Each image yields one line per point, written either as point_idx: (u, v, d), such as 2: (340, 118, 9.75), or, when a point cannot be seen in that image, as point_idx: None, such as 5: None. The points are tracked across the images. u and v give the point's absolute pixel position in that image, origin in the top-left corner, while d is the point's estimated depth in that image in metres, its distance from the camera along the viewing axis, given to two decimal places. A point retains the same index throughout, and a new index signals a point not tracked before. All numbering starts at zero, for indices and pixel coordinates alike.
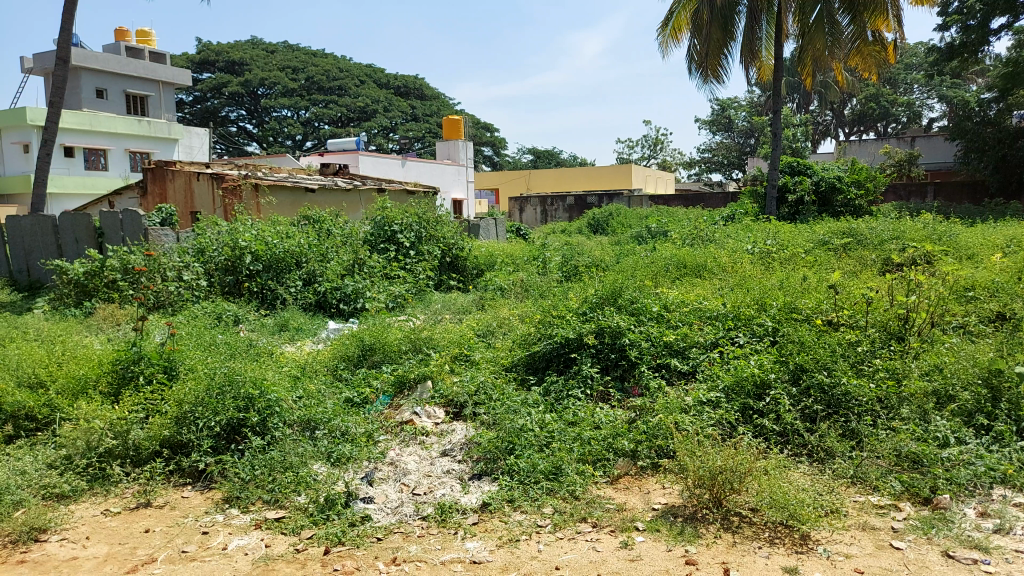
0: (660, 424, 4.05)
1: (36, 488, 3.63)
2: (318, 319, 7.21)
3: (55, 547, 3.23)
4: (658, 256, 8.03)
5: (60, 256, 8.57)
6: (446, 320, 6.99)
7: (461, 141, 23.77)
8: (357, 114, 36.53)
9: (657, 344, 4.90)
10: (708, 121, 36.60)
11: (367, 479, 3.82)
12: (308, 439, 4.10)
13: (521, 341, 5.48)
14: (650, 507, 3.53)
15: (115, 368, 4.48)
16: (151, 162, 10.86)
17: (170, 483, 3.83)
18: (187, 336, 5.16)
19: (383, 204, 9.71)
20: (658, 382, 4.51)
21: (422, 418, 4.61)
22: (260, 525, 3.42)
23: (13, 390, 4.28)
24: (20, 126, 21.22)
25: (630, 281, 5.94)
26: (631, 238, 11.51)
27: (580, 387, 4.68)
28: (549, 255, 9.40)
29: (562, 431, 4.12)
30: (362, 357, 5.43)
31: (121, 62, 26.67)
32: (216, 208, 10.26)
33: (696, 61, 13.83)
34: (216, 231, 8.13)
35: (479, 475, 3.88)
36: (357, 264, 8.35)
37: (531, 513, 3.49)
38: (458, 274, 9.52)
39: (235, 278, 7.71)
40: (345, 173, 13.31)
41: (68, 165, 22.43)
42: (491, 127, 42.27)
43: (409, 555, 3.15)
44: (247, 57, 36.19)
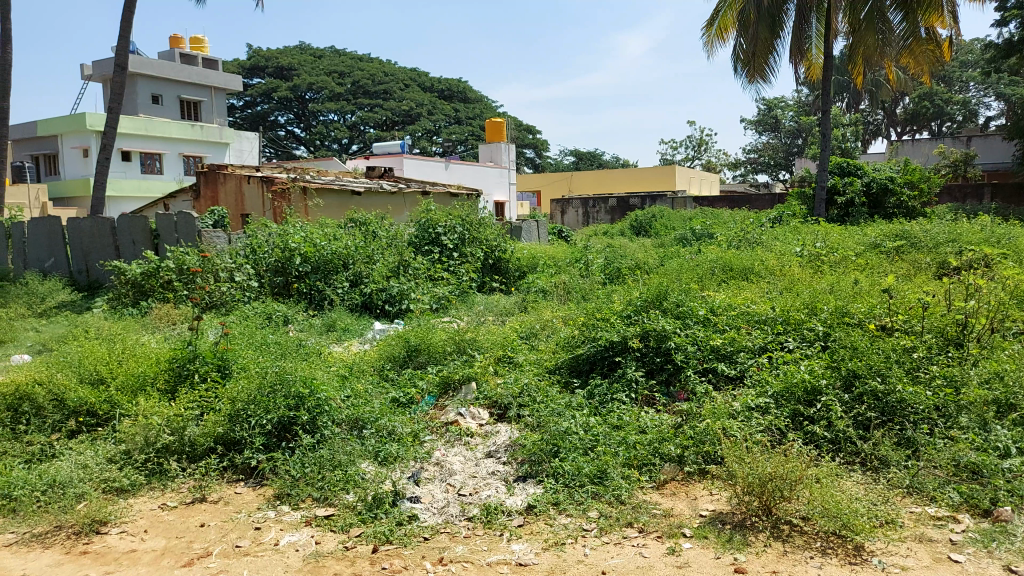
0: (707, 429, 3.99)
1: (97, 482, 3.76)
2: (364, 320, 7.31)
3: (116, 539, 3.34)
4: (704, 259, 7.93)
5: (118, 256, 8.87)
6: (489, 322, 7.03)
7: (503, 143, 23.86)
8: (401, 117, 36.94)
9: (704, 348, 4.84)
10: (753, 121, 36.00)
11: (413, 479, 3.86)
12: (356, 438, 4.16)
13: (565, 344, 5.46)
14: (698, 513, 3.49)
15: (171, 366, 4.65)
16: (204, 166, 11.16)
17: (224, 479, 3.94)
18: (240, 335, 5.28)
19: (427, 206, 9.81)
20: (705, 386, 4.45)
21: (466, 419, 4.63)
22: (310, 522, 3.48)
23: (76, 385, 4.45)
24: (80, 131, 22.07)
25: (676, 284, 5.87)
26: (675, 240, 11.38)
27: (624, 391, 4.64)
28: (592, 257, 9.36)
29: (607, 434, 4.08)
30: (407, 357, 5.49)
31: (176, 69, 27.50)
32: (266, 210, 10.49)
33: (742, 61, 13.63)
34: (266, 233, 8.31)
35: (524, 477, 3.89)
36: (402, 266, 8.45)
37: (576, 517, 3.48)
38: (501, 276, 9.57)
39: (284, 279, 7.88)
40: (391, 176, 13.47)
41: (125, 169, 23.21)
42: (533, 129, 42.33)
43: (456, 555, 3.17)
44: (295, 62, 36.93)
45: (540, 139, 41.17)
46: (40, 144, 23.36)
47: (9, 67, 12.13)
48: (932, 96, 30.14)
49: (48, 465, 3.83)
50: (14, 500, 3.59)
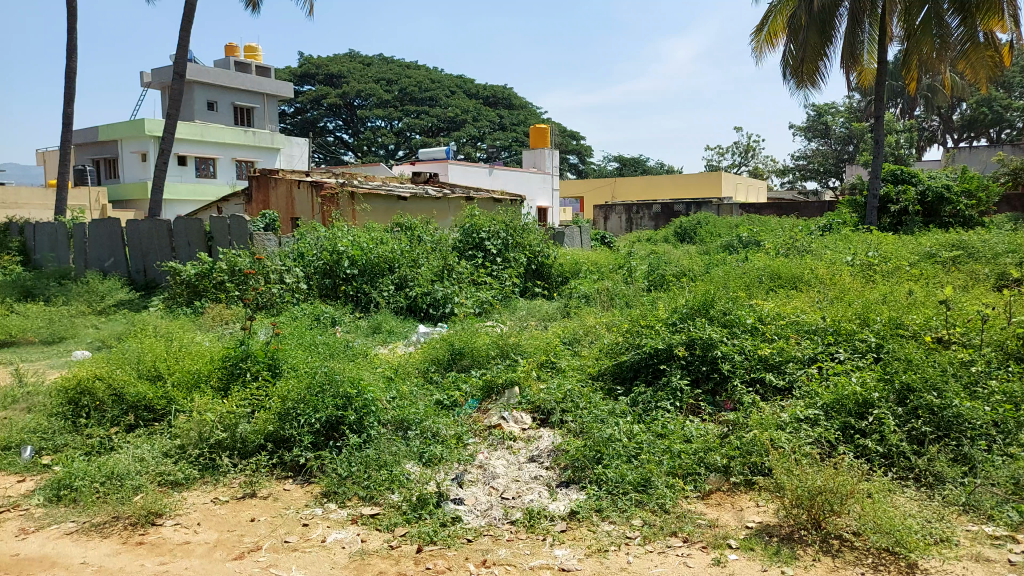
0: (755, 440, 3.92)
1: (153, 475, 3.89)
2: (409, 323, 7.41)
3: (170, 531, 3.45)
4: (751, 266, 7.82)
5: (173, 257, 9.16)
6: (532, 327, 7.06)
7: (548, 149, 23.86)
8: (446, 124, 37.31)
9: (751, 358, 4.76)
10: (802, 127, 35.31)
11: (457, 481, 3.89)
12: (401, 439, 4.21)
13: (608, 350, 5.43)
14: (744, 525, 3.43)
15: (225, 365, 4.80)
16: (256, 170, 11.44)
17: (274, 476, 4.03)
18: (290, 335, 5.39)
19: (471, 211, 9.88)
20: (752, 396, 4.38)
21: (509, 423, 4.65)
22: (356, 520, 3.53)
23: (135, 381, 4.60)
24: (139, 136, 22.89)
25: (723, 292, 5.78)
26: (721, 247, 11.25)
27: (669, 399, 4.59)
28: (636, 264, 9.31)
29: (651, 442, 4.04)
30: (451, 360, 5.54)
31: (231, 75, 28.31)
32: (315, 214, 10.71)
33: (791, 66, 13.40)
34: (315, 236, 8.48)
35: (567, 483, 3.88)
36: (447, 270, 8.53)
37: (620, 524, 3.45)
38: (544, 281, 9.58)
39: (332, 282, 8.01)
40: (436, 181, 13.62)
41: (181, 173, 23.96)
42: (577, 135, 42.31)
43: (499, 558, 3.19)
44: (344, 69, 37.62)
45: (584, 145, 41.10)
46: (101, 149, 24.27)
47: (75, 75, 12.66)
48: (991, 102, 29.17)
49: (107, 457, 3.98)
50: (76, 491, 3.75)
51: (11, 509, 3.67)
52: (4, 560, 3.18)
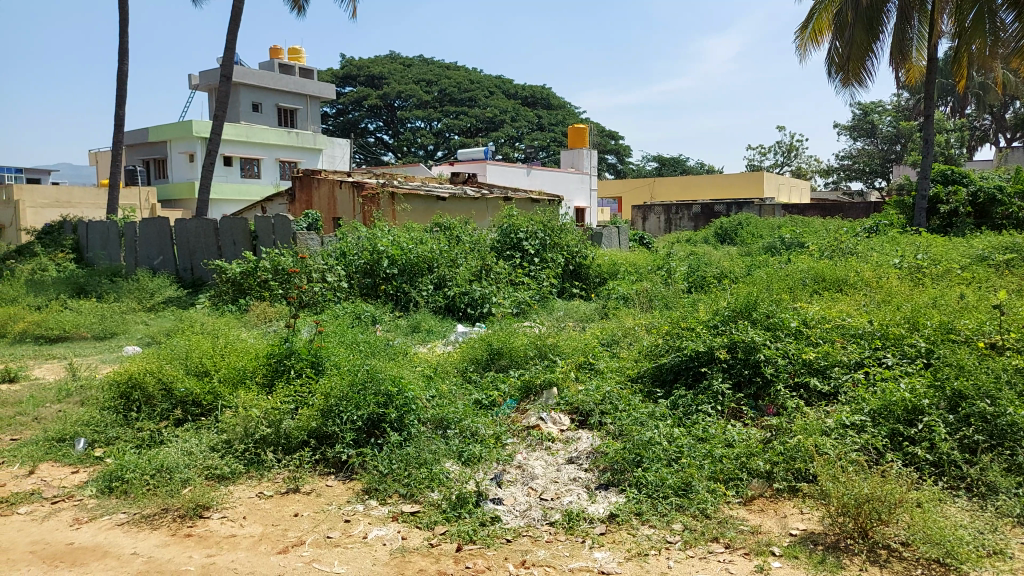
0: (799, 445, 3.85)
1: (201, 468, 3.99)
2: (447, 322, 7.46)
3: (217, 524, 3.52)
4: (794, 268, 7.69)
5: (220, 256, 9.37)
6: (570, 327, 7.05)
7: (586, 149, 23.76)
8: (485, 124, 37.45)
9: (795, 361, 4.67)
10: (847, 126, 34.52)
11: (496, 480, 3.90)
12: (440, 437, 4.25)
13: (647, 352, 5.38)
14: (788, 532, 3.37)
15: (269, 362, 4.90)
16: (299, 171, 11.64)
17: (316, 472, 4.10)
18: (333, 333, 5.47)
19: (509, 212, 9.89)
20: (796, 401, 4.30)
21: (547, 424, 4.64)
22: (397, 518, 3.57)
23: (183, 376, 4.73)
24: (187, 137, 23.50)
25: (766, 294, 5.68)
26: (763, 249, 11.06)
27: (710, 402, 4.53)
28: (675, 265, 9.23)
29: (692, 446, 3.99)
30: (490, 360, 5.55)
31: (275, 77, 28.85)
32: (356, 214, 10.85)
33: (836, 65, 13.10)
34: (356, 235, 8.60)
35: (606, 486, 3.86)
36: (485, 270, 8.57)
37: (660, 528, 3.42)
38: (581, 282, 9.56)
39: (372, 281, 8.10)
40: (474, 182, 13.68)
41: (227, 173, 24.50)
42: (616, 135, 42.06)
43: (538, 559, 3.18)
44: (386, 71, 38.03)
45: (622, 145, 40.83)
46: (150, 150, 24.97)
47: (127, 78, 13.04)
48: None
49: (157, 450, 4.09)
50: (127, 483, 3.86)
51: (66, 499, 3.79)
52: (60, 548, 3.29)
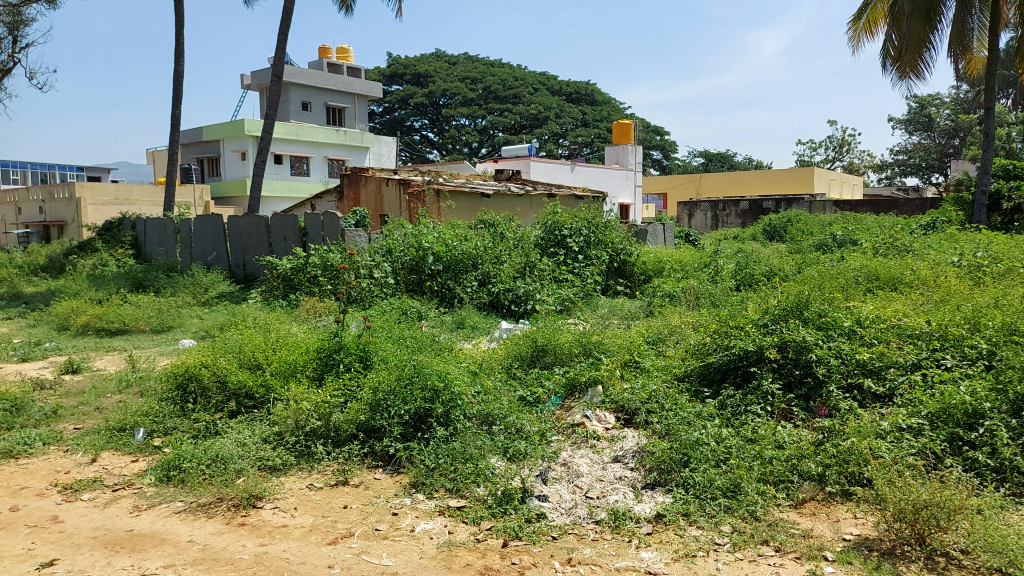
0: (853, 448, 3.74)
1: (254, 459, 4.10)
2: (491, 319, 7.49)
3: (270, 514, 3.61)
4: (847, 266, 7.49)
5: (271, 252, 9.59)
6: (615, 325, 7.01)
7: (631, 146, 23.57)
8: (529, 121, 37.47)
9: (848, 362, 4.56)
10: (902, 120, 33.43)
11: (542, 477, 3.90)
12: (486, 433, 4.28)
13: (694, 351, 5.29)
14: (841, 537, 3.29)
15: (319, 356, 5.01)
16: (347, 169, 11.84)
17: (365, 465, 4.16)
18: (380, 328, 5.54)
19: (553, 208, 9.86)
20: (849, 403, 4.20)
21: (592, 422, 4.62)
22: (443, 512, 3.60)
23: (236, 369, 4.86)
24: (239, 136, 24.14)
25: (817, 293, 5.54)
26: (814, 246, 10.82)
27: (759, 403, 4.45)
28: (722, 263, 9.09)
29: (741, 447, 3.92)
30: (534, 357, 5.56)
31: (324, 76, 29.37)
32: (402, 211, 11.00)
33: (891, 56, 12.69)
34: (402, 232, 8.70)
35: (652, 485, 3.82)
36: (528, 266, 8.57)
37: (708, 529, 3.37)
38: (626, 279, 9.48)
39: (418, 277, 8.19)
40: (518, 178, 13.69)
41: (277, 171, 25.08)
42: (661, 131, 41.62)
43: (584, 557, 3.18)
44: (431, 69, 38.32)
45: (668, 140, 40.39)
46: (203, 149, 25.70)
47: (183, 78, 13.43)
48: None
49: (212, 441, 4.22)
50: (184, 472, 3.98)
51: (126, 487, 3.93)
52: (122, 534, 3.41)
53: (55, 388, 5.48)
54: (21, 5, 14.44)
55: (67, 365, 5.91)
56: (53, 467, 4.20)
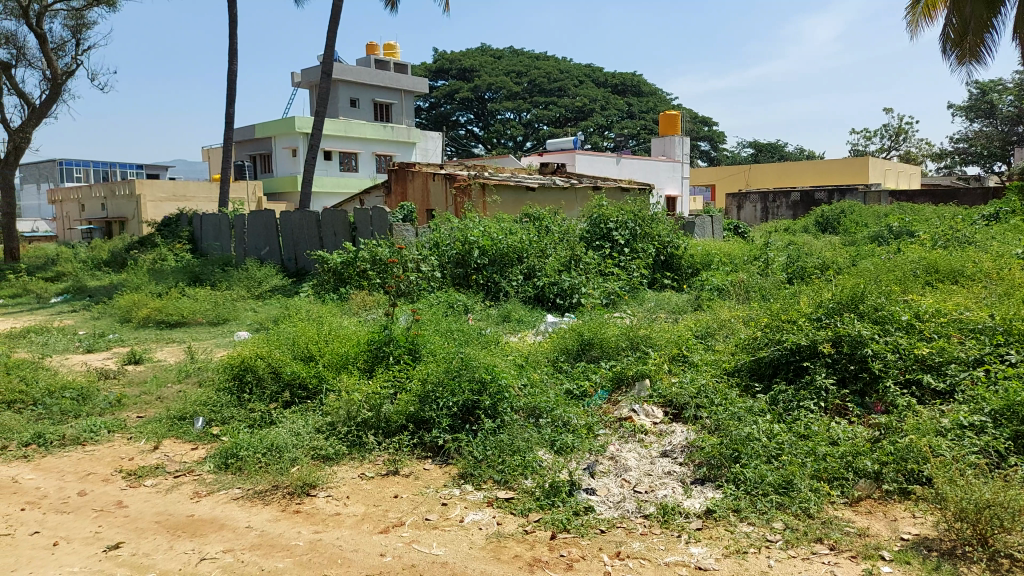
0: (911, 446, 3.65)
1: (307, 449, 4.21)
2: (536, 312, 7.49)
3: (323, 502, 3.70)
4: (903, 258, 7.26)
5: (321, 246, 9.78)
6: (662, 318, 6.95)
7: (677, 137, 23.24)
8: (574, 114, 37.33)
9: (906, 358, 4.43)
10: (963, 107, 32.09)
11: (589, 470, 3.90)
12: (533, 426, 4.30)
13: (745, 345, 5.20)
14: (898, 536, 3.20)
15: (370, 348, 5.11)
16: (394, 164, 11.98)
17: (414, 455, 4.23)
18: (428, 321, 5.61)
19: (599, 202, 9.79)
20: (907, 399, 4.08)
21: (640, 416, 4.60)
22: (492, 503, 3.64)
23: (291, 360, 5.00)
24: (289, 133, 24.67)
25: (873, 285, 5.38)
26: (869, 238, 10.51)
27: (813, 399, 4.35)
28: (772, 255, 8.92)
29: (793, 443, 3.85)
30: (581, 350, 5.54)
31: (371, 73, 29.76)
32: (449, 206, 11.10)
33: (950, 41, 12.20)
34: (448, 226, 8.76)
35: (702, 480, 3.78)
36: (574, 260, 8.54)
37: (760, 526, 3.32)
38: (673, 273, 9.37)
39: (464, 271, 8.25)
40: (563, 172, 13.63)
41: (326, 168, 25.55)
42: (709, 121, 40.91)
43: (632, 551, 3.17)
44: (476, 63, 38.44)
45: (716, 131, 39.69)
46: (255, 146, 26.32)
47: (236, 77, 13.77)
48: None
49: (268, 431, 4.35)
50: (241, 460, 4.11)
51: (187, 473, 4.08)
52: (183, 519, 3.54)
53: (119, 377, 5.72)
54: (83, 8, 15.00)
55: (130, 355, 6.15)
56: (118, 453, 4.38)
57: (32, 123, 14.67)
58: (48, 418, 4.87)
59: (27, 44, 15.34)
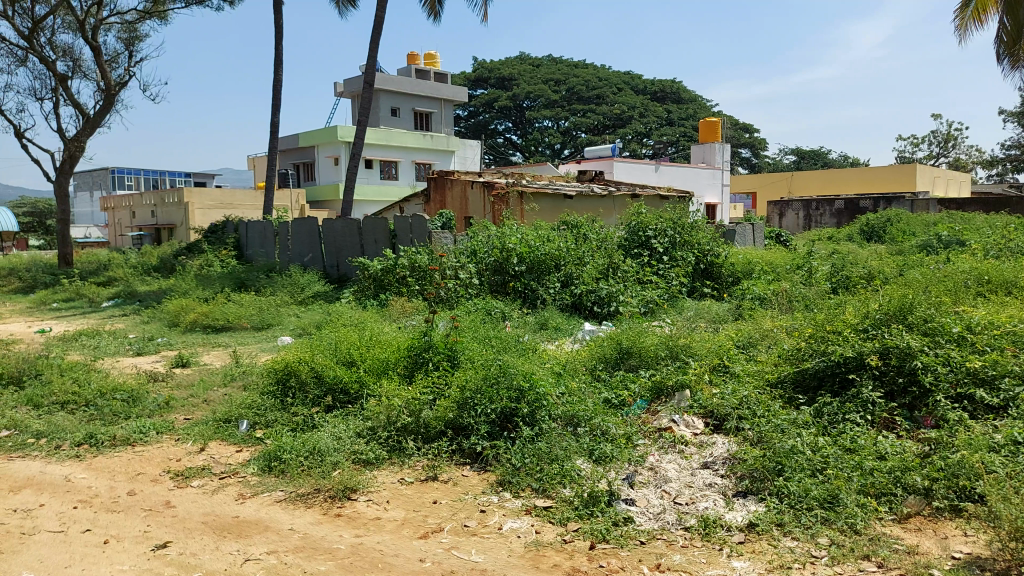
0: (963, 462, 3.54)
1: (349, 453, 4.27)
2: (574, 320, 7.47)
3: (364, 506, 3.75)
4: (953, 269, 7.05)
5: (362, 253, 9.92)
6: (702, 328, 6.88)
7: (718, 144, 23.00)
8: (613, 121, 37.25)
9: (958, 370, 4.30)
10: (1016, 112, 31.05)
11: (629, 481, 3.87)
12: (571, 434, 4.30)
13: (789, 356, 5.11)
14: (950, 555, 3.10)
15: (410, 354, 5.17)
16: (434, 172, 12.10)
17: (453, 461, 4.26)
18: (467, 328, 5.65)
19: (638, 209, 9.74)
20: (959, 413, 3.96)
21: (680, 426, 4.54)
22: (530, 511, 3.64)
23: (333, 365, 5.08)
24: (332, 141, 25.13)
25: (923, 296, 5.24)
26: (917, 247, 10.23)
27: (859, 412, 4.25)
28: (816, 265, 8.78)
29: (839, 457, 3.77)
30: (619, 359, 5.50)
31: (411, 83, 30.12)
32: (487, 213, 11.18)
33: (1004, 44, 11.88)
34: (487, 234, 8.81)
35: (744, 493, 3.72)
36: (612, 267, 8.50)
37: (804, 541, 3.26)
38: (713, 281, 9.25)
39: (502, 278, 8.29)
40: (601, 179, 13.60)
41: (367, 176, 25.93)
42: (750, 128, 40.39)
43: (673, 563, 3.14)
44: (516, 72, 38.64)
45: (758, 138, 39.12)
46: (299, 154, 26.85)
47: (281, 87, 14.08)
48: None
49: (310, 434, 4.42)
50: (284, 463, 4.19)
51: (232, 475, 4.17)
52: (229, 520, 3.62)
53: (168, 380, 5.88)
54: (136, 22, 15.51)
55: (178, 359, 6.32)
56: (166, 454, 4.50)
57: (86, 132, 15.20)
58: (100, 419, 5.02)
59: (83, 57, 15.92)
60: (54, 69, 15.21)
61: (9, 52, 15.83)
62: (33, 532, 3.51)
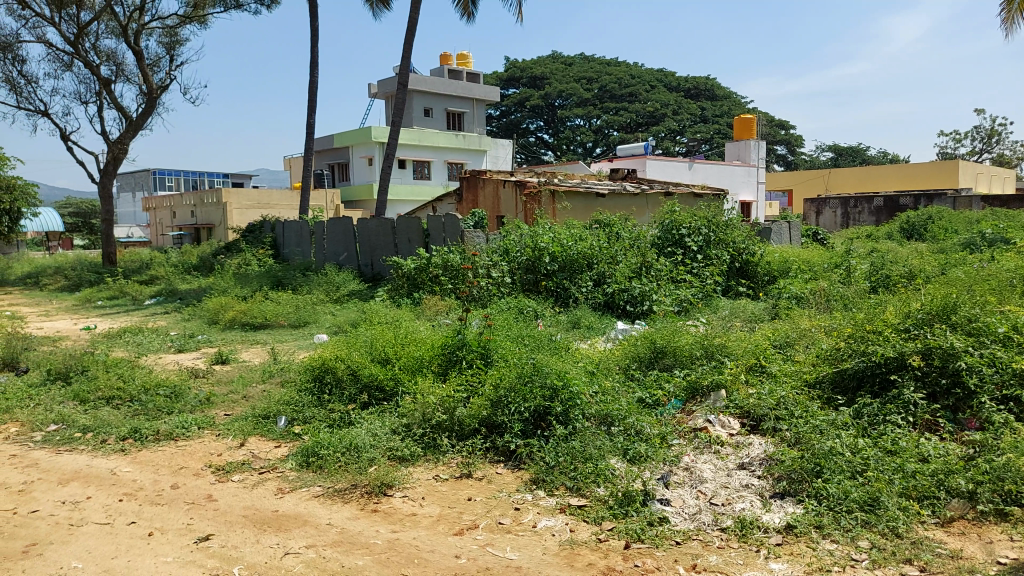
0: (1008, 466, 3.46)
1: (384, 450, 4.32)
2: (606, 319, 7.45)
3: (400, 502, 3.79)
4: (997, 267, 6.88)
5: (396, 252, 10.02)
6: (737, 327, 6.82)
7: (752, 141, 22.70)
8: (645, 119, 36.99)
9: (1004, 372, 4.20)
10: None
11: (663, 480, 3.85)
12: (605, 433, 4.29)
13: (827, 356, 5.02)
14: (995, 560, 3.03)
15: (444, 352, 5.22)
16: (466, 171, 12.15)
17: (487, 459, 4.29)
18: (500, 327, 5.67)
19: (672, 207, 9.66)
20: (1004, 415, 3.87)
21: (716, 427, 4.49)
22: (564, 509, 3.65)
23: (369, 362, 5.15)
24: (366, 142, 25.42)
25: (967, 295, 5.12)
26: (959, 246, 9.98)
27: (900, 413, 4.17)
28: (854, 263, 8.62)
29: (879, 459, 3.71)
30: (653, 358, 5.47)
31: (444, 83, 30.30)
32: (519, 212, 11.21)
33: None
34: (519, 233, 8.82)
35: (781, 494, 3.68)
36: (645, 266, 8.44)
37: (844, 544, 3.21)
38: (748, 280, 9.14)
39: (534, 277, 8.30)
40: (634, 177, 13.52)
41: (400, 175, 26.14)
42: (785, 124, 39.78)
43: (710, 564, 3.12)
44: (547, 71, 38.61)
45: (793, 134, 38.52)
46: (333, 155, 27.20)
47: (316, 89, 14.27)
48: None
49: (347, 431, 4.49)
50: (322, 459, 4.26)
51: (271, 470, 4.25)
52: (268, 514, 3.69)
53: (208, 376, 6.02)
54: (177, 26, 15.85)
55: (217, 356, 6.45)
56: (207, 449, 4.61)
57: (129, 134, 15.59)
58: (144, 414, 5.16)
59: (126, 61, 16.33)
60: (98, 73, 15.64)
61: (56, 57, 16.32)
62: (82, 524, 3.62)
